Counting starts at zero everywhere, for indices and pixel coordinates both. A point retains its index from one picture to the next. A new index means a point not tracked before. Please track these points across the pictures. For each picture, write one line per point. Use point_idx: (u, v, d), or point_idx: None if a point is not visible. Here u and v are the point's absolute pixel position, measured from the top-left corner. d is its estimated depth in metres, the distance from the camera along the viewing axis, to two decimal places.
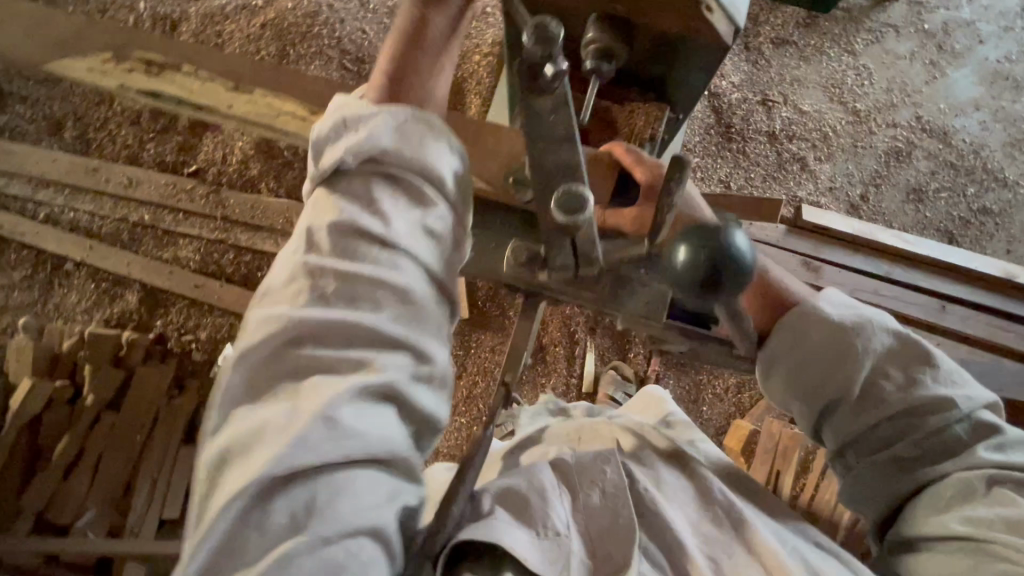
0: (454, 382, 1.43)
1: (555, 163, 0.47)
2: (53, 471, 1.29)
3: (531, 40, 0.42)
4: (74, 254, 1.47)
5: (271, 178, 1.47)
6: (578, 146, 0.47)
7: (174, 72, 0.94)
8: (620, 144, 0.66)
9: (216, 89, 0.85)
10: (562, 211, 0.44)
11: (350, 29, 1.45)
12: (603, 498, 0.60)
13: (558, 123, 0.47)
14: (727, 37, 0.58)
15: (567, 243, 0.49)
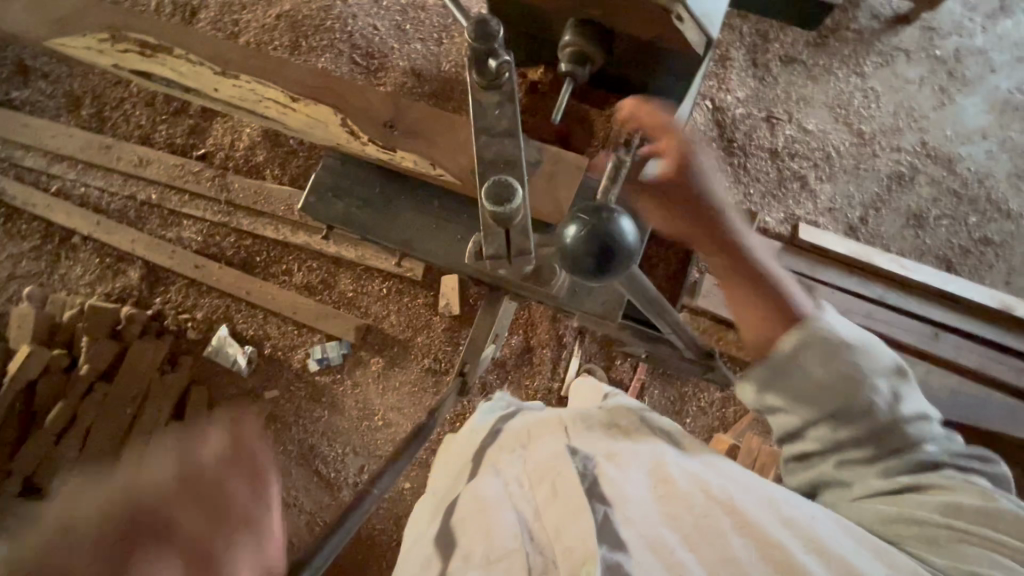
0: (440, 377, 1.45)
1: (494, 153, 0.49)
2: (44, 435, 1.32)
3: (473, 41, 0.50)
4: (82, 227, 1.52)
5: (276, 166, 1.50)
6: (518, 140, 0.50)
7: (161, 55, 0.78)
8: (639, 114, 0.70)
9: (196, 73, 0.79)
10: (491, 199, 0.44)
11: (362, 25, 1.48)
12: (553, 495, 0.61)
13: (503, 115, 0.51)
14: (700, 46, 0.60)
15: (500, 230, 0.47)
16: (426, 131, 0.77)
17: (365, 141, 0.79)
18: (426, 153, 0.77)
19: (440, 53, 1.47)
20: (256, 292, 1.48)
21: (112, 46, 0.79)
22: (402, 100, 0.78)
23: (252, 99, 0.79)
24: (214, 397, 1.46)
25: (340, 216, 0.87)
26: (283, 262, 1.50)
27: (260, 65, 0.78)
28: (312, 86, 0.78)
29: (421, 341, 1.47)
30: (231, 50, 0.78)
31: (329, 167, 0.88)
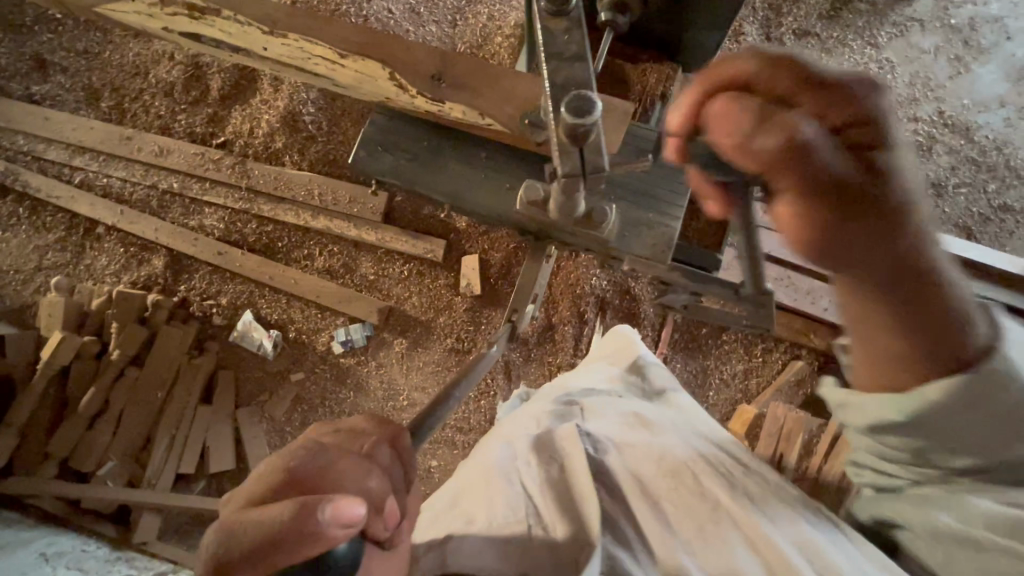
0: (464, 356, 1.47)
1: (566, 78, 0.52)
2: (78, 420, 1.34)
3: None
4: (106, 218, 1.54)
5: (295, 152, 1.52)
6: (588, 64, 0.53)
7: (208, 16, 0.73)
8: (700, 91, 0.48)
9: (245, 35, 0.74)
10: (571, 112, 0.46)
11: (376, 9, 1.49)
12: (561, 473, 0.71)
13: (572, 41, 0.54)
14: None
15: (574, 150, 0.51)
16: (475, 82, 0.72)
17: (412, 96, 0.74)
18: (475, 103, 0.72)
19: (455, 36, 1.48)
20: (279, 276, 1.50)
21: (158, 9, 0.74)
22: (447, 50, 0.73)
23: (302, 58, 0.74)
24: (241, 380, 1.49)
25: (387, 171, 0.82)
26: (305, 247, 1.52)
27: (307, 21, 0.73)
28: (359, 40, 0.73)
29: (443, 321, 1.48)
30: (279, 8, 0.73)
31: (373, 126, 0.84)
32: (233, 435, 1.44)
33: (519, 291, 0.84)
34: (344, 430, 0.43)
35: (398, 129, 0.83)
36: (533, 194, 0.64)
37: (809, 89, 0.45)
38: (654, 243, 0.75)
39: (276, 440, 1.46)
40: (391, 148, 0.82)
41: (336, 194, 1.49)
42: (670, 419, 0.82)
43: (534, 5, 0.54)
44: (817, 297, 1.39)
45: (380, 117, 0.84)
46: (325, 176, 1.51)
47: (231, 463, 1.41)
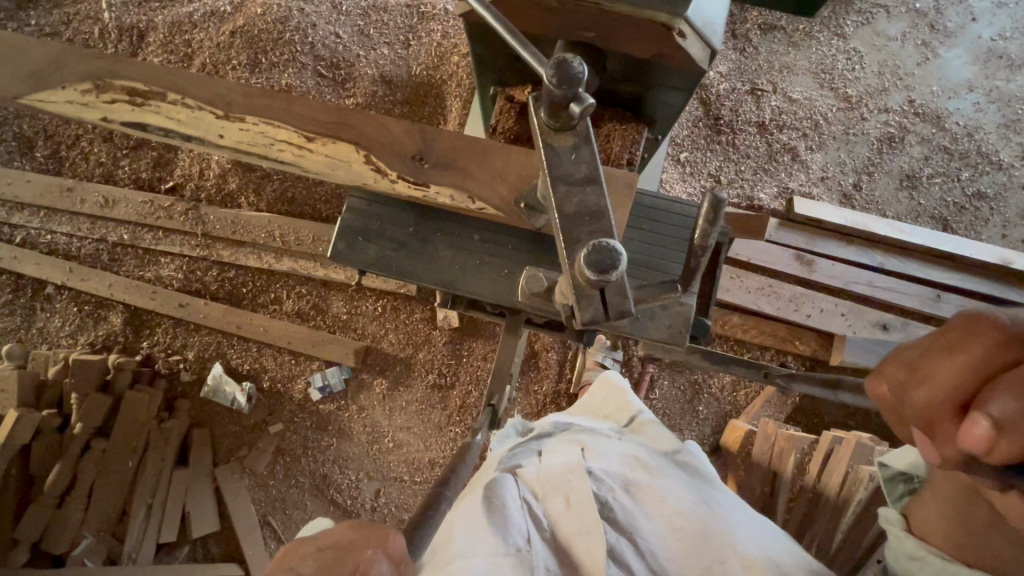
0: (447, 392, 1.42)
1: (577, 207, 0.47)
2: (45, 501, 1.27)
3: (552, 79, 0.44)
4: (55, 277, 1.44)
5: (251, 192, 1.44)
6: (601, 186, 0.48)
7: (154, 102, 0.64)
8: (934, 352, 0.32)
9: (196, 119, 0.65)
10: (592, 268, 0.43)
11: (323, 34, 1.40)
12: (568, 505, 0.65)
13: (580, 160, 0.48)
14: (704, 61, 0.59)
15: (596, 292, 0.45)
16: (461, 160, 0.66)
17: (392, 179, 0.66)
18: (462, 183, 0.66)
19: (409, 57, 1.40)
20: (246, 325, 1.43)
21: (97, 98, 0.65)
22: (428, 128, 0.67)
23: (262, 143, 0.66)
24: (218, 436, 1.43)
25: (371, 263, 0.76)
26: (271, 291, 1.45)
27: (268, 102, 0.65)
28: (330, 120, 0.65)
29: (424, 357, 1.43)
30: (234, 88, 0.65)
31: (352, 212, 0.76)
32: (214, 495, 1.39)
33: (501, 366, 0.87)
34: (324, 548, 0.36)
35: (380, 213, 0.76)
36: (536, 285, 0.56)
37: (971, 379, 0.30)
38: (672, 325, 0.70)
39: (260, 495, 1.41)
40: (373, 235, 0.76)
41: (297, 234, 1.41)
42: (668, 453, 0.78)
43: (534, 116, 0.49)
44: (799, 305, 1.38)
45: (359, 202, 0.77)
46: (284, 215, 1.43)
47: (215, 524, 1.37)
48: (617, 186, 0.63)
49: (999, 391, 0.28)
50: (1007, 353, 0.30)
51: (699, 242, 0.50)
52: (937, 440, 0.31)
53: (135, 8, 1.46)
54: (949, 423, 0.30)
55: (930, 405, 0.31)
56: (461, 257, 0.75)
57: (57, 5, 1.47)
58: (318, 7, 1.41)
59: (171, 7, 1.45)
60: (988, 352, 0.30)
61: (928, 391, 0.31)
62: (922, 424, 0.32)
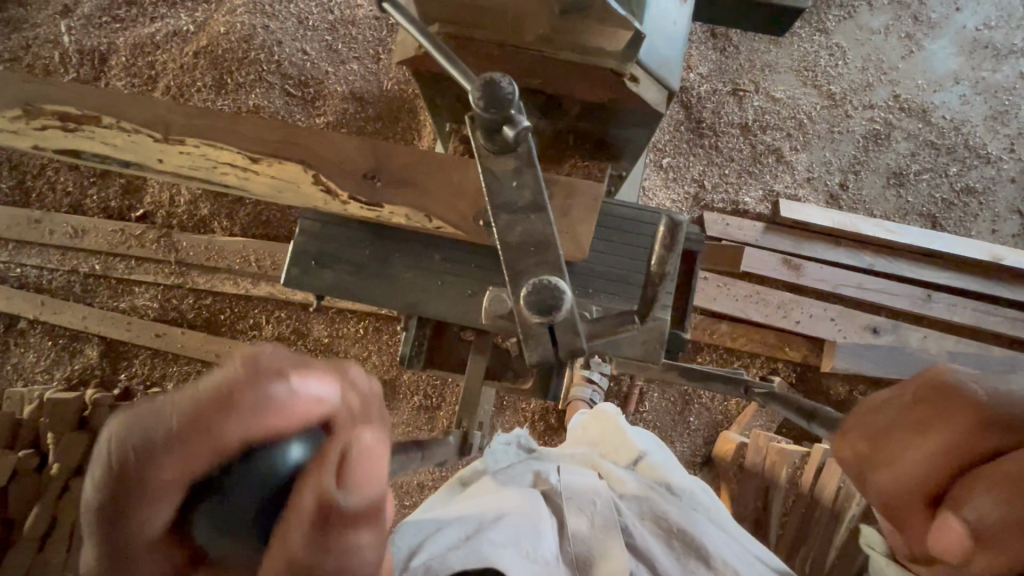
0: (433, 413, 1.39)
1: (522, 237, 0.45)
2: (26, 543, 1.25)
3: (478, 100, 0.42)
4: (27, 312, 1.41)
5: (223, 217, 1.40)
6: (546, 214, 0.46)
7: (87, 127, 0.60)
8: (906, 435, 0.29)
9: (134, 143, 0.61)
10: (536, 309, 0.44)
11: (289, 51, 1.36)
12: (591, 528, 0.67)
13: (522, 185, 0.46)
14: (662, 104, 0.59)
15: (544, 330, 0.46)
16: (416, 177, 0.63)
17: (343, 201, 0.63)
18: (418, 204, 0.63)
19: (379, 72, 1.36)
20: (226, 353, 1.40)
21: (27, 125, 0.60)
22: (381, 145, 0.63)
23: (205, 167, 0.62)
24: None
25: (330, 288, 0.74)
26: (249, 317, 1.41)
27: (209, 122, 0.61)
28: (274, 139, 0.61)
29: (409, 378, 1.40)
30: (173, 109, 0.61)
31: (306, 234, 0.74)
32: None
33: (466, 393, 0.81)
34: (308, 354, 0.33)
35: (336, 236, 0.74)
36: (500, 307, 0.48)
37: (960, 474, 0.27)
38: (646, 340, 0.69)
39: None
40: (328, 259, 0.73)
41: (274, 259, 1.37)
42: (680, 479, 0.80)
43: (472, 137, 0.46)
44: (787, 311, 1.36)
45: (312, 222, 0.74)
46: (259, 239, 1.39)
47: None
48: (581, 200, 0.60)
49: (977, 493, 0.26)
50: (985, 441, 0.27)
51: (657, 271, 0.51)
52: (904, 531, 0.29)
53: (96, 30, 1.41)
54: (920, 518, 0.28)
55: (898, 494, 0.29)
56: (427, 290, 0.72)
57: (15, 31, 1.42)
58: (283, 24, 1.36)
59: (132, 28, 1.41)
60: (956, 440, 0.27)
61: (896, 475, 0.29)
62: (886, 510, 0.30)
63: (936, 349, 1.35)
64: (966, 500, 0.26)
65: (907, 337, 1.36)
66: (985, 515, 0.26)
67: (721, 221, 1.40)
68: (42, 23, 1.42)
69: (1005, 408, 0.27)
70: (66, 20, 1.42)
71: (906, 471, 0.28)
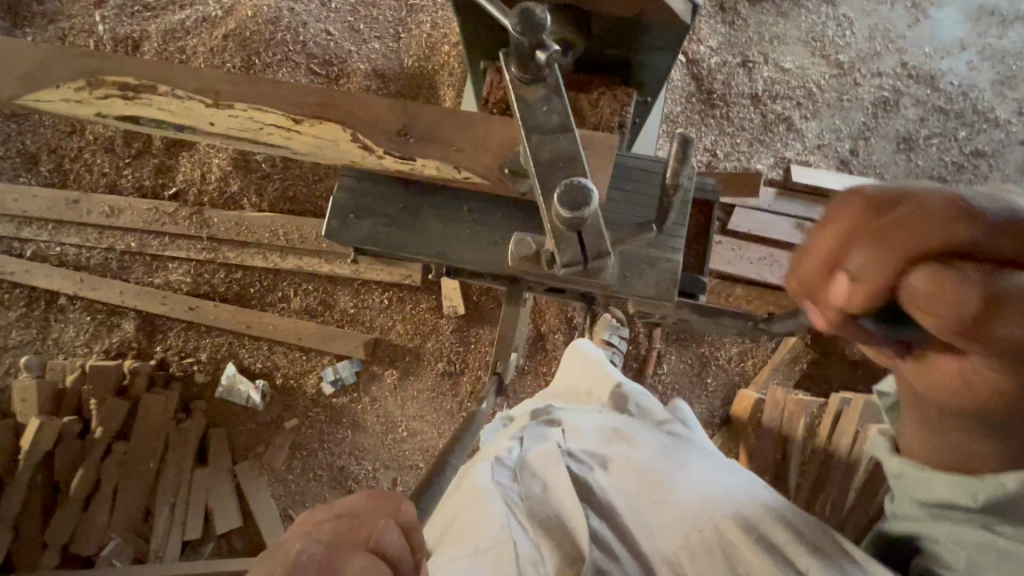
0: (457, 379, 1.44)
1: (552, 154, 0.49)
2: (72, 504, 1.31)
3: (518, 28, 0.46)
4: (66, 288, 1.47)
5: (252, 193, 1.46)
6: (572, 134, 0.49)
7: (145, 96, 0.63)
8: (829, 221, 0.32)
9: (187, 109, 0.64)
10: (566, 207, 0.45)
11: (313, 32, 1.41)
12: (544, 490, 0.65)
13: (551, 112, 0.50)
14: (686, 14, 0.62)
15: (573, 235, 0.48)
16: (445, 132, 0.65)
17: (378, 156, 0.66)
18: (448, 155, 0.65)
19: (400, 50, 1.41)
20: (256, 324, 1.45)
21: (91, 95, 0.63)
22: (410, 104, 0.65)
23: (251, 129, 0.65)
24: (235, 435, 1.45)
25: (365, 240, 0.75)
26: (278, 289, 1.47)
27: (256, 88, 0.63)
28: (314, 102, 0.63)
29: (432, 345, 1.45)
30: (221, 76, 0.63)
31: (342, 190, 0.76)
32: (235, 493, 1.41)
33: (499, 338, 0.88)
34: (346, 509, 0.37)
35: (369, 190, 0.76)
36: (525, 249, 0.55)
37: (867, 232, 0.30)
38: (660, 282, 0.69)
39: (279, 490, 1.43)
40: (364, 212, 0.75)
41: (301, 231, 1.43)
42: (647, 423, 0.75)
43: (505, 70, 0.50)
44: None
45: (349, 179, 0.76)
46: (286, 213, 1.45)
47: (238, 520, 1.39)
48: (596, 146, 0.62)
49: (856, 249, 0.30)
50: (870, 213, 0.31)
51: (671, 183, 0.52)
52: (822, 304, 0.32)
53: (128, 19, 1.48)
54: (825, 284, 0.32)
55: (813, 271, 0.32)
56: (455, 239, 0.74)
57: (52, 21, 1.50)
58: (307, 7, 1.43)
59: (163, 16, 1.47)
60: (855, 215, 0.31)
61: (813, 260, 0.32)
62: (809, 294, 0.33)
63: None
64: (865, 249, 0.30)
65: None
66: (863, 263, 0.30)
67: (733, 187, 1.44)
68: (78, 13, 1.49)
69: (883, 193, 0.31)
70: (100, 9, 1.49)
71: (826, 247, 0.32)
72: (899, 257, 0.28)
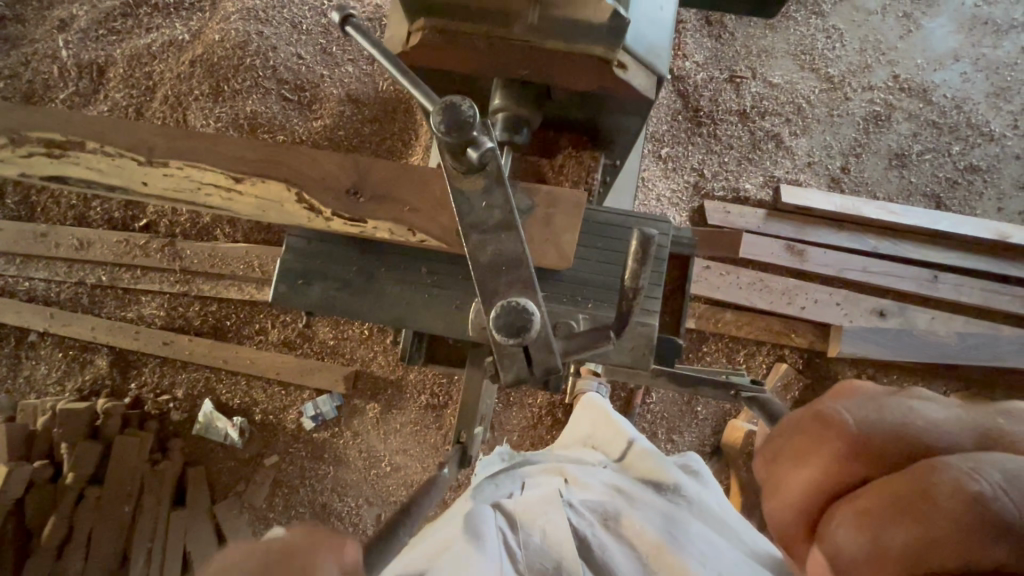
0: (440, 412, 1.40)
1: (492, 257, 0.45)
2: (44, 553, 1.27)
3: (439, 123, 0.42)
4: (36, 325, 1.43)
5: (225, 223, 1.41)
6: (517, 233, 0.46)
7: (73, 152, 0.58)
8: (800, 461, 0.26)
9: (117, 167, 0.58)
10: (503, 333, 0.42)
11: (285, 56, 1.36)
12: (542, 537, 0.62)
13: (493, 206, 0.46)
14: (648, 88, 0.60)
15: (517, 351, 0.45)
16: (398, 190, 0.60)
17: (326, 218, 0.60)
18: (400, 216, 0.60)
19: (374, 72, 1.36)
20: (233, 359, 1.41)
21: (12, 154, 0.58)
22: (360, 159, 0.61)
23: (187, 188, 0.59)
24: (215, 473, 1.42)
25: (317, 305, 0.71)
26: (255, 322, 1.42)
27: (193, 143, 0.59)
28: (257, 159, 0.59)
29: (415, 377, 1.41)
30: (155, 131, 0.59)
31: (291, 251, 0.71)
32: (215, 533, 1.38)
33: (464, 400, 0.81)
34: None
35: (322, 250, 0.72)
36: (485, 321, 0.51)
37: (847, 496, 0.25)
38: (635, 347, 0.65)
39: (261, 529, 1.39)
40: (315, 274, 0.71)
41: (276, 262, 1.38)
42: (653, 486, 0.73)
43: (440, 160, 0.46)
44: (792, 297, 1.35)
45: (297, 240, 0.72)
46: (261, 244, 1.40)
47: None
48: (562, 209, 0.58)
49: (837, 525, 0.24)
50: (843, 475, 0.25)
51: (631, 286, 0.45)
52: (799, 556, 0.28)
53: (92, 43, 1.42)
54: (806, 546, 0.27)
55: (784, 521, 0.27)
56: (419, 303, 0.70)
57: (14, 47, 1.44)
58: (277, 28, 1.37)
59: (129, 39, 1.42)
60: (827, 467, 0.25)
61: (780, 507, 0.27)
62: (780, 538, 0.28)
63: (944, 331, 1.34)
64: (844, 531, 0.24)
65: (914, 319, 1.35)
66: (844, 549, 0.24)
67: (722, 209, 1.40)
68: (40, 38, 1.43)
69: (869, 437, 0.25)
70: (63, 33, 1.43)
71: (797, 499, 0.26)
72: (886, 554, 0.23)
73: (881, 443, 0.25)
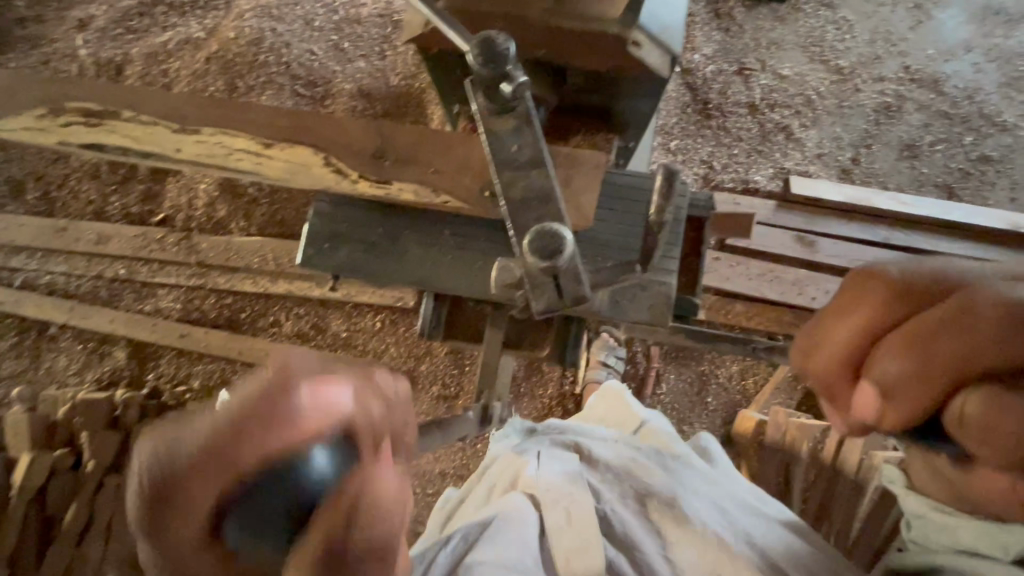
0: (452, 402, 1.41)
1: (524, 194, 0.53)
2: (65, 540, 1.29)
3: (478, 58, 0.51)
4: (56, 318, 1.46)
5: (240, 218, 1.43)
6: (545, 170, 0.54)
7: (108, 120, 0.67)
8: (844, 317, 0.36)
9: (152, 134, 0.67)
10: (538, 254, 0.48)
11: (298, 52, 1.38)
12: (565, 522, 0.66)
13: (523, 148, 0.55)
14: (663, 67, 0.63)
15: (548, 279, 0.51)
16: (421, 154, 0.68)
17: (354, 179, 0.67)
18: (423, 176, 0.67)
19: (386, 68, 1.38)
20: (248, 350, 1.43)
21: (52, 122, 0.67)
22: (383, 127, 0.68)
23: (219, 152, 0.67)
24: None
25: (342, 267, 0.76)
26: (270, 314, 1.45)
27: (224, 113, 0.67)
28: (287, 126, 0.67)
29: (426, 368, 1.42)
30: (186, 101, 0.67)
31: (318, 216, 0.77)
32: None
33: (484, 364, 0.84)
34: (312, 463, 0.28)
35: (346, 216, 0.77)
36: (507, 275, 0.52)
37: (887, 333, 0.34)
38: (652, 305, 0.70)
39: None
40: (340, 240, 0.77)
41: (290, 255, 1.40)
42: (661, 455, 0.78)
43: (473, 100, 0.54)
44: (803, 288, 1.36)
45: (325, 205, 0.78)
46: (275, 237, 1.42)
47: None
48: None
49: (884, 356, 0.34)
50: (885, 319, 0.34)
51: (656, 218, 0.52)
52: (838, 400, 0.37)
53: (110, 42, 1.45)
54: (848, 385, 0.36)
55: (829, 370, 0.36)
56: (436, 283, 0.71)
57: (34, 47, 1.47)
58: (290, 26, 1.39)
59: (145, 38, 1.45)
60: (875, 312, 0.34)
61: (828, 357, 0.36)
62: (823, 390, 0.37)
63: None
64: (893, 357, 0.33)
65: None
66: (891, 371, 0.33)
67: (732, 201, 1.40)
68: (59, 37, 1.46)
69: (906, 289, 0.34)
70: (82, 33, 1.46)
71: (846, 346, 0.35)
72: (924, 365, 0.32)
73: (912, 291, 0.34)
